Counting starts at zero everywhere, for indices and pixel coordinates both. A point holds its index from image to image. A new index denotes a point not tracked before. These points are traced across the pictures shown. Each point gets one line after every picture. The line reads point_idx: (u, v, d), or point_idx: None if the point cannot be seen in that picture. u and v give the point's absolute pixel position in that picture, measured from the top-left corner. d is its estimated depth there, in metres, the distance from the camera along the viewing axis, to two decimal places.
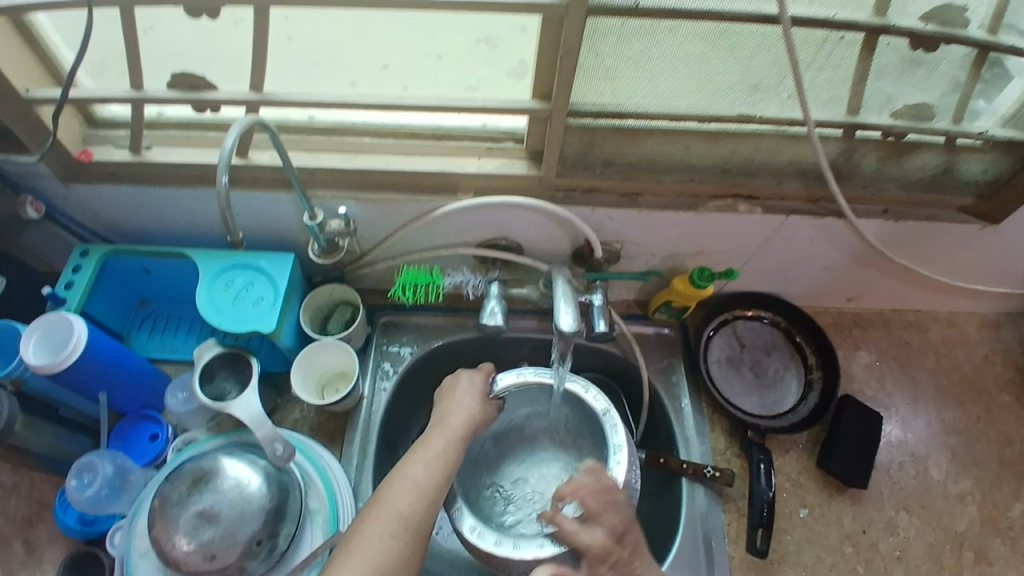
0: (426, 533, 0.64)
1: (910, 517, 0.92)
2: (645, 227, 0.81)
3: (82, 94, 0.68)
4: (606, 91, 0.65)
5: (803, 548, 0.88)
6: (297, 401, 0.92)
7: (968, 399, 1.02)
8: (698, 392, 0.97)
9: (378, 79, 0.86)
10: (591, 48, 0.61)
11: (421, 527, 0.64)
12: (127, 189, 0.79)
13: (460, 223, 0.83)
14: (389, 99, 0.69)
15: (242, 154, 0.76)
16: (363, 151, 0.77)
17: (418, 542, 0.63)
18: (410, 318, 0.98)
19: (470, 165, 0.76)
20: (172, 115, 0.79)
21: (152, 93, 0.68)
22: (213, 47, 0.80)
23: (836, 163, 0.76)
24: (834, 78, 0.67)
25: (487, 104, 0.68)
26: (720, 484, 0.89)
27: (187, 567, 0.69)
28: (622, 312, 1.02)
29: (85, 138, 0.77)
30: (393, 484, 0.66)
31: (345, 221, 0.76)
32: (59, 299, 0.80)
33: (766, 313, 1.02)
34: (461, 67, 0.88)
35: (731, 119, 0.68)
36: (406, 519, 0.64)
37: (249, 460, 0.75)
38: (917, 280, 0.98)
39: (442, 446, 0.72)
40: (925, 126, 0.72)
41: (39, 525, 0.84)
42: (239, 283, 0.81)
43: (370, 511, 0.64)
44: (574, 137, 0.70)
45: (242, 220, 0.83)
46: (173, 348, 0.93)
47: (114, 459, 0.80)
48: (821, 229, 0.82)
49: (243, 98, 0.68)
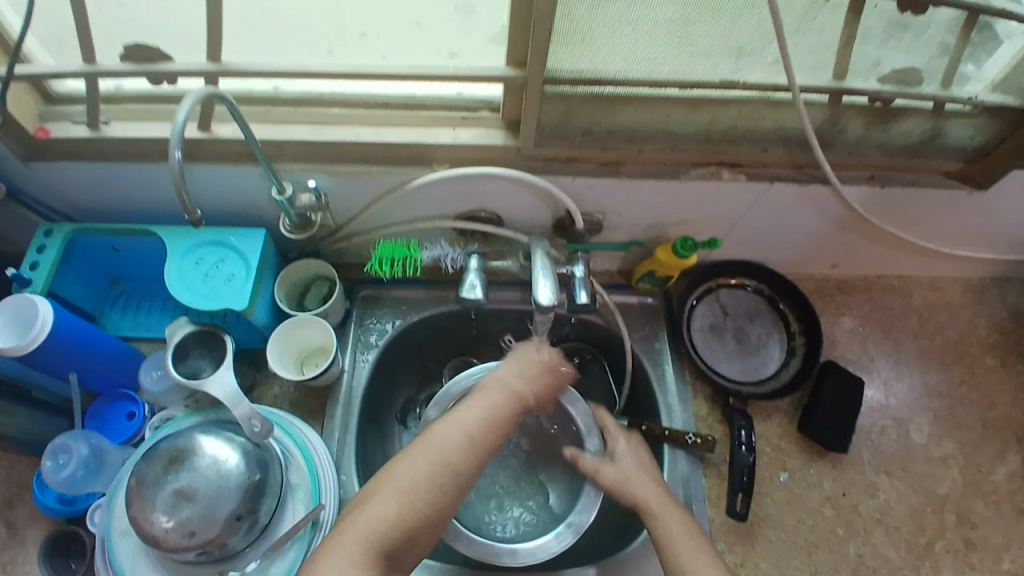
0: (465, 483, 0.65)
1: (890, 479, 0.94)
2: (627, 197, 0.79)
3: (31, 69, 0.65)
4: (583, 57, 0.62)
5: (784, 511, 0.90)
6: (276, 377, 0.91)
7: (951, 363, 1.02)
8: (681, 360, 0.97)
9: (353, 47, 0.82)
10: (566, 10, 0.58)
11: (462, 476, 0.64)
12: (89, 167, 0.75)
13: (436, 195, 0.80)
14: (356, 69, 0.66)
15: (204, 128, 0.72)
16: (332, 123, 0.74)
17: (457, 492, 0.64)
18: (389, 292, 0.97)
19: (444, 136, 0.73)
20: (130, 89, 0.75)
21: (107, 68, 0.64)
22: (174, 16, 0.76)
23: (822, 128, 0.73)
24: (817, 44, 0.65)
25: (459, 73, 0.65)
26: (702, 450, 0.90)
27: (167, 544, 0.69)
28: (605, 281, 1.01)
29: (41, 115, 0.73)
30: (444, 428, 0.67)
31: (316, 194, 0.73)
32: (25, 281, 0.77)
33: (749, 279, 1.01)
34: (437, 32, 0.84)
35: (712, 85, 0.65)
36: (451, 469, 0.64)
37: (226, 438, 0.74)
38: (902, 245, 0.97)
39: (502, 402, 0.71)
40: (912, 92, 0.69)
41: (21, 505, 0.83)
42: (208, 260, 0.79)
43: (415, 453, 0.65)
44: (551, 105, 0.68)
45: (208, 195, 0.80)
46: (148, 326, 0.91)
47: (89, 440, 0.79)
48: (806, 196, 0.81)
49: (201, 70, 0.64)
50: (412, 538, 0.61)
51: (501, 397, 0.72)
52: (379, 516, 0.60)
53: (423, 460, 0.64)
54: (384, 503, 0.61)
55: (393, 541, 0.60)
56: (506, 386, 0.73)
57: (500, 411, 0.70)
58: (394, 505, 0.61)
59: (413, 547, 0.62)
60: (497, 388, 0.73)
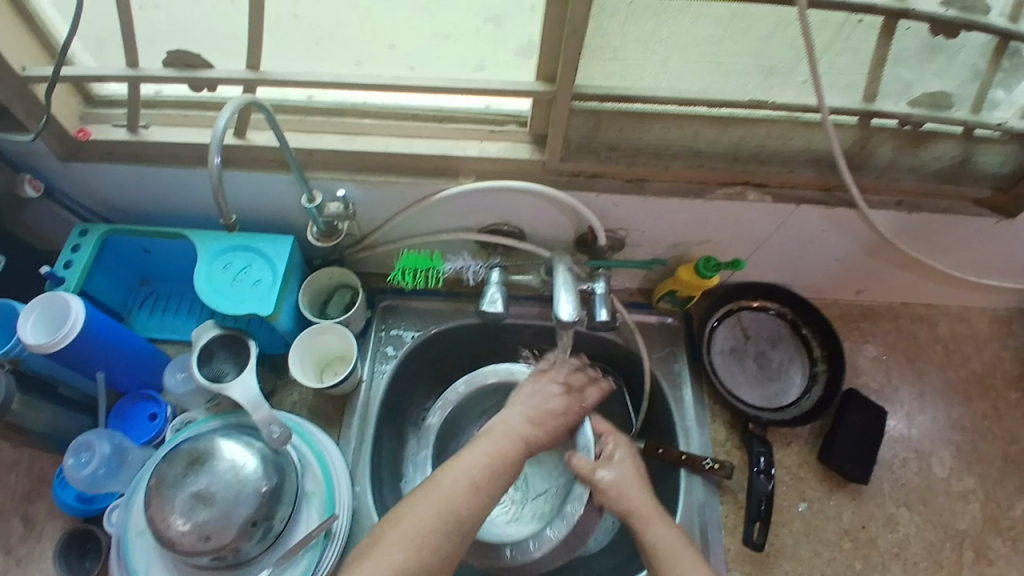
0: (467, 534, 0.64)
1: (910, 512, 0.91)
2: (651, 214, 0.79)
3: (75, 71, 0.67)
4: (614, 74, 0.63)
5: (801, 542, 0.88)
6: (295, 384, 0.92)
7: (976, 396, 1.00)
8: (700, 383, 0.96)
9: (386, 57, 0.84)
10: (598, 27, 0.59)
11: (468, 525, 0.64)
12: (126, 168, 0.77)
13: (462, 207, 0.81)
14: (390, 80, 0.67)
15: (240, 135, 0.74)
16: (363, 133, 0.75)
17: (462, 541, 0.64)
18: (410, 303, 0.97)
19: (471, 149, 0.74)
20: (170, 94, 0.77)
21: (148, 72, 0.66)
22: (212, 26, 0.79)
23: (850, 151, 0.73)
24: (852, 63, 0.66)
25: (490, 86, 0.66)
26: (719, 476, 0.88)
27: (183, 546, 0.69)
28: (625, 300, 1.01)
29: (82, 116, 0.75)
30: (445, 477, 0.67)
31: (344, 203, 0.74)
32: (59, 279, 0.79)
33: (773, 303, 1.00)
34: (467, 45, 0.86)
35: (742, 105, 0.64)
36: (459, 520, 0.64)
37: (245, 442, 0.75)
38: (930, 272, 0.95)
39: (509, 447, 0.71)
40: (942, 116, 0.69)
41: (36, 501, 0.84)
42: (237, 264, 0.80)
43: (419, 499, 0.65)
44: (579, 120, 0.68)
45: (239, 202, 0.83)
46: (173, 328, 0.93)
47: (112, 439, 0.80)
48: (832, 219, 0.80)
49: (240, 78, 0.66)
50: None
51: (507, 441, 0.72)
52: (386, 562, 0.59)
53: (423, 509, 0.63)
54: (392, 549, 0.60)
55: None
56: (511, 430, 0.73)
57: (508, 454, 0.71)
58: (404, 550, 0.60)
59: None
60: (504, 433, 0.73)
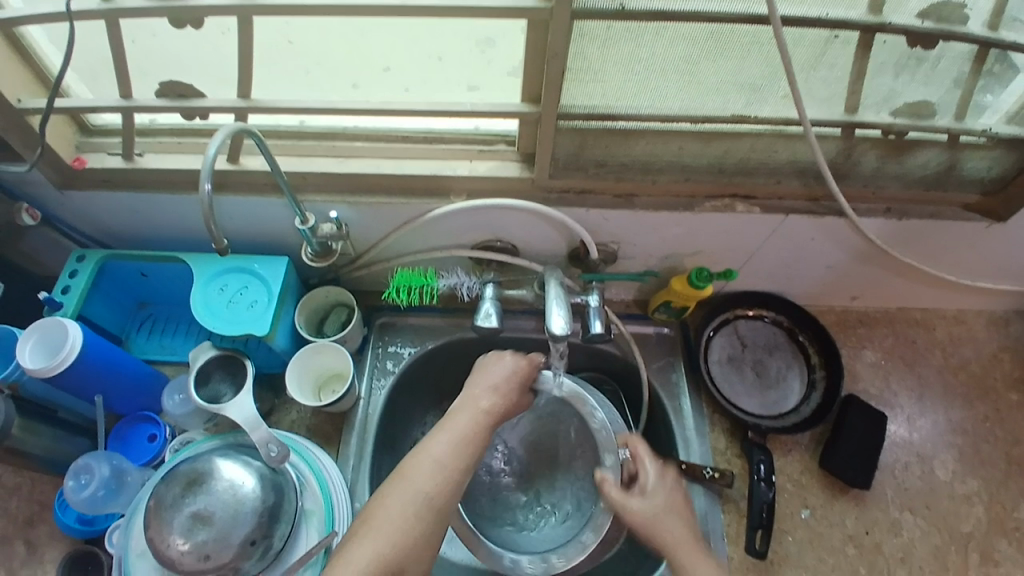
0: (443, 512, 0.65)
1: (913, 518, 0.91)
2: (642, 228, 0.80)
3: (70, 103, 0.68)
4: (596, 93, 0.64)
5: (804, 549, 0.88)
6: (294, 403, 0.93)
7: (976, 399, 0.99)
8: (698, 393, 0.96)
9: (379, 80, 0.86)
10: (578, 49, 0.60)
11: (438, 505, 0.65)
12: (123, 195, 0.79)
13: (455, 225, 0.82)
14: (378, 105, 0.68)
15: (233, 160, 0.76)
16: (354, 156, 0.77)
17: (436, 522, 0.64)
18: (407, 319, 0.98)
19: (461, 168, 0.75)
20: (164, 123, 0.78)
21: (142, 102, 0.68)
22: (204, 55, 0.81)
23: (835, 161, 0.74)
24: (830, 77, 0.67)
25: (477, 108, 0.67)
26: (720, 485, 0.88)
27: (183, 567, 0.69)
28: (620, 311, 1.02)
29: (78, 145, 0.77)
30: (416, 462, 0.67)
31: (337, 224, 0.76)
32: (57, 304, 0.80)
33: (767, 311, 1.00)
34: (457, 66, 0.87)
35: (725, 120, 0.67)
36: (428, 498, 0.64)
37: (243, 462, 0.75)
38: (924, 277, 0.96)
39: (470, 424, 0.71)
40: (925, 124, 0.71)
41: (40, 524, 0.85)
42: (233, 286, 0.82)
43: (390, 487, 0.65)
44: (565, 139, 0.69)
45: (234, 225, 0.84)
46: (172, 350, 0.94)
47: (110, 461, 0.81)
48: (822, 228, 0.80)
49: (231, 106, 0.67)
50: (397, 571, 0.60)
51: (469, 419, 0.72)
52: (364, 557, 0.60)
53: (396, 495, 0.64)
54: (369, 541, 0.61)
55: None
56: (474, 404, 0.73)
57: (471, 434, 0.70)
58: (386, 538, 0.61)
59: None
60: (464, 408, 0.73)
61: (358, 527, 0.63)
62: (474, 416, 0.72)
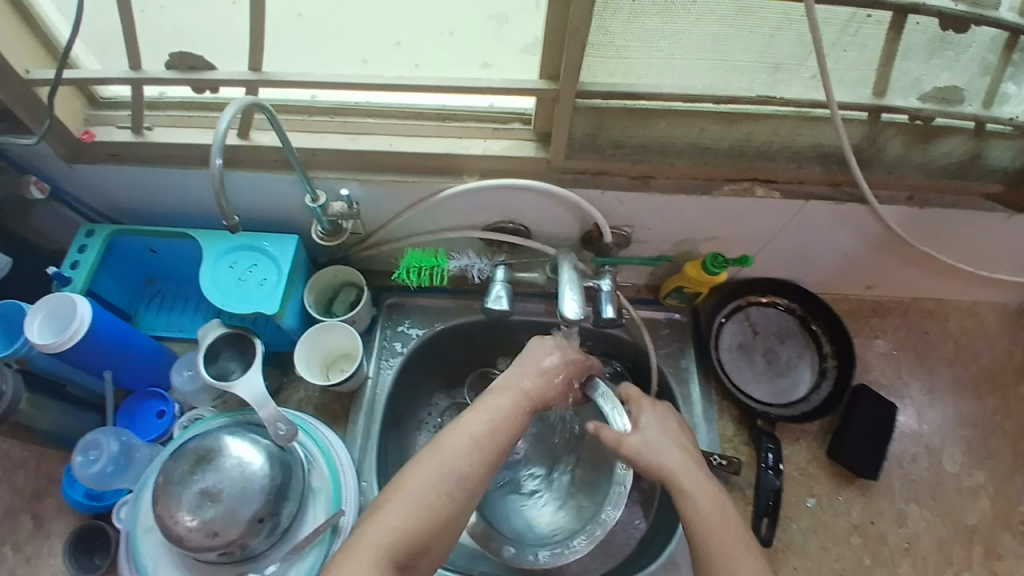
0: (475, 489, 0.64)
1: (919, 509, 0.90)
2: (657, 212, 0.79)
3: (78, 73, 0.67)
4: (617, 71, 0.63)
5: (808, 538, 0.87)
6: (302, 382, 0.92)
7: (987, 392, 0.98)
8: (707, 380, 0.95)
9: (389, 55, 0.84)
10: (601, 26, 0.58)
11: (471, 481, 0.64)
12: (131, 169, 0.77)
13: (467, 205, 0.81)
14: (393, 80, 0.67)
15: (243, 135, 0.74)
16: (365, 132, 0.75)
17: (471, 496, 0.64)
18: (415, 300, 0.97)
19: (475, 147, 0.74)
20: (174, 96, 0.77)
21: (152, 74, 0.66)
22: (213, 25, 0.79)
23: (859, 147, 0.72)
24: (858, 59, 0.64)
25: (493, 85, 0.65)
26: (727, 472, 0.87)
27: (190, 543, 0.69)
28: (631, 296, 1.00)
29: (86, 117, 0.75)
30: (451, 436, 0.66)
31: (348, 202, 0.74)
32: (65, 279, 0.79)
33: (780, 299, 0.99)
34: (471, 42, 0.85)
35: (749, 100, 0.64)
36: (462, 477, 0.64)
37: (251, 440, 0.75)
38: (940, 267, 0.94)
39: (510, 407, 0.70)
40: (953, 110, 0.69)
41: (47, 498, 0.85)
42: (242, 264, 0.81)
43: (422, 458, 0.64)
44: (583, 118, 0.68)
45: (243, 202, 0.83)
46: (180, 327, 0.93)
47: (119, 437, 0.81)
48: (841, 215, 0.79)
49: (242, 79, 0.66)
50: (422, 546, 0.60)
51: (507, 402, 0.71)
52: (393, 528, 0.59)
53: (428, 469, 0.63)
54: (399, 514, 0.60)
55: (406, 551, 0.59)
56: (512, 385, 0.73)
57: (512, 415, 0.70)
58: (411, 511, 0.61)
59: (424, 556, 0.61)
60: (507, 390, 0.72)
61: (384, 497, 0.63)
62: (512, 398, 0.71)
